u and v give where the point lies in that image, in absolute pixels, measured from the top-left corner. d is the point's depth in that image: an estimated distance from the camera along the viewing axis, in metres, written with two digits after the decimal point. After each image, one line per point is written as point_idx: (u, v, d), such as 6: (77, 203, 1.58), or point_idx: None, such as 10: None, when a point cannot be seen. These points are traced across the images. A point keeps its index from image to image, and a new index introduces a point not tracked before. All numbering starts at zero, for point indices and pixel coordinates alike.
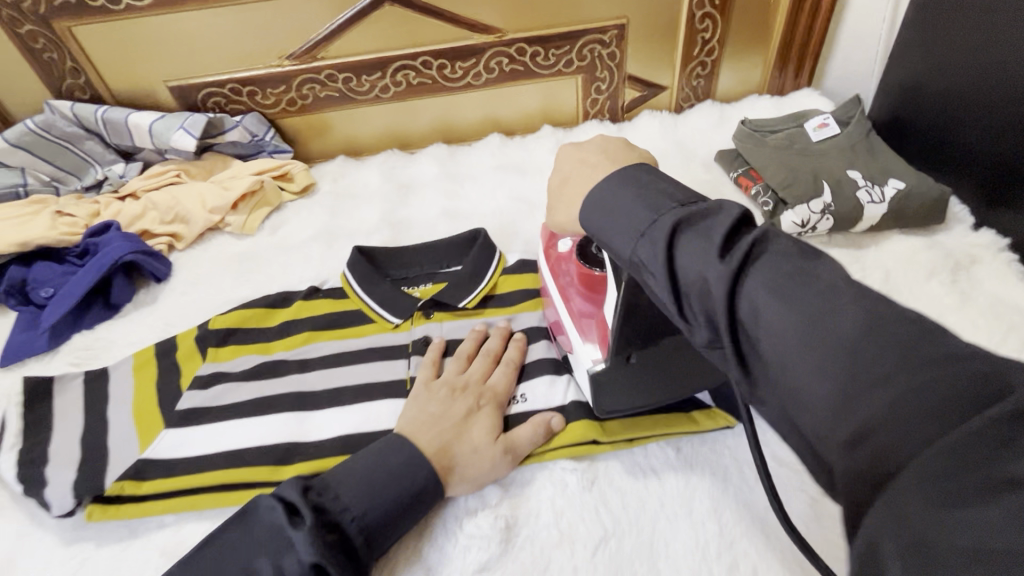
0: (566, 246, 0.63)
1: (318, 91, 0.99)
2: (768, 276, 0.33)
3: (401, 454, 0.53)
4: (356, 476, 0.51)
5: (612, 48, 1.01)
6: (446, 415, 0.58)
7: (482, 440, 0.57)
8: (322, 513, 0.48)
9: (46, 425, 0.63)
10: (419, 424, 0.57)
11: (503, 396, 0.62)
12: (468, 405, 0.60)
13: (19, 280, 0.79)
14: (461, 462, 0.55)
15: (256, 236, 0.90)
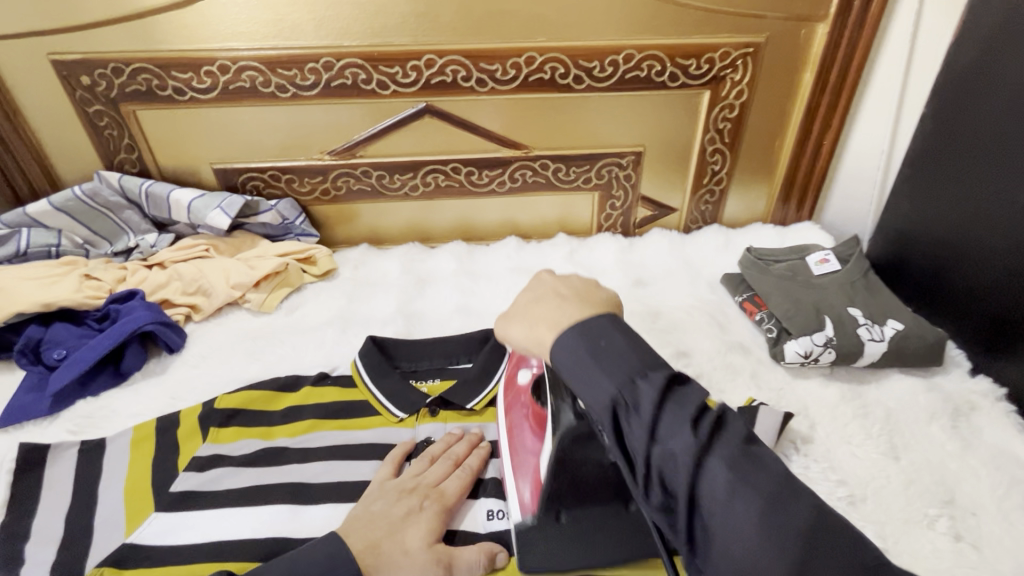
0: (525, 378, 0.71)
1: (351, 184, 1.05)
2: (724, 454, 0.42)
3: (325, 550, 0.53)
4: (274, 569, 0.51)
5: (628, 170, 1.09)
6: (386, 513, 0.58)
7: (416, 543, 0.56)
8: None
9: (33, 496, 0.61)
10: (361, 522, 0.57)
11: (453, 500, 0.61)
12: (410, 505, 0.59)
13: (35, 339, 0.80)
14: (386, 563, 0.54)
15: (273, 314, 0.93)
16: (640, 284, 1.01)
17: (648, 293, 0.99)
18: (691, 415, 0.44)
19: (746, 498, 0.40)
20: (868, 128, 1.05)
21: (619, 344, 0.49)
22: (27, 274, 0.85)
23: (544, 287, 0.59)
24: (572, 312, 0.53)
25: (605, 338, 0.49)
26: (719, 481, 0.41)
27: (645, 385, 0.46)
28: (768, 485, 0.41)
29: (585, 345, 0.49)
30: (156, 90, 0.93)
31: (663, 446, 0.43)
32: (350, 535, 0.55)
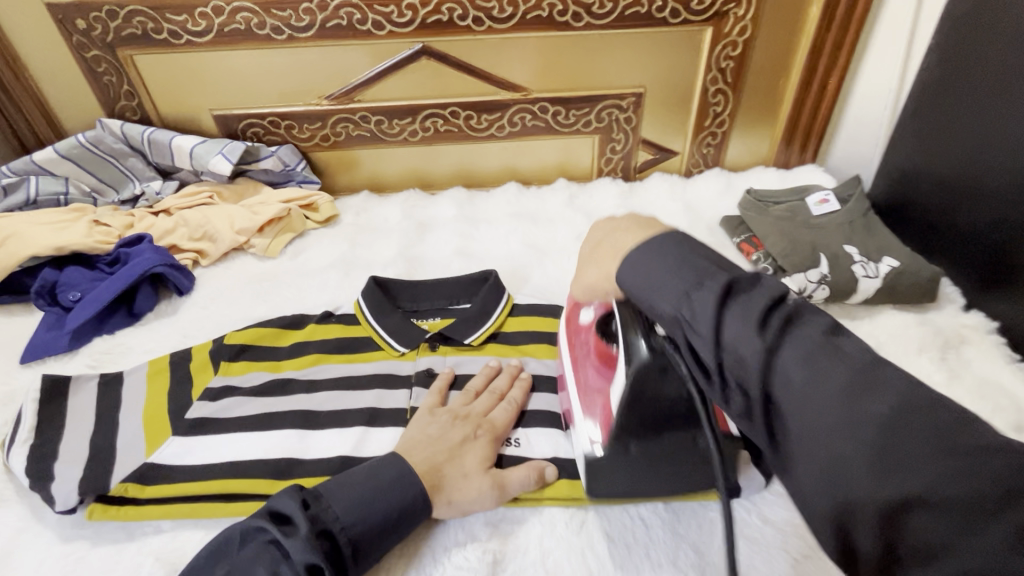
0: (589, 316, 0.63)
1: (350, 130, 1.05)
2: (801, 352, 0.36)
3: (394, 472, 0.55)
4: (348, 491, 0.53)
5: (629, 113, 1.08)
6: (441, 438, 0.61)
7: (474, 466, 0.59)
8: (315, 524, 0.50)
9: (59, 422, 0.65)
10: (419, 444, 0.60)
11: (501, 429, 0.64)
12: (466, 432, 0.62)
13: (50, 282, 0.82)
14: (447, 483, 0.58)
15: (278, 259, 0.95)
16: None
17: None
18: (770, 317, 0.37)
19: (819, 385, 0.34)
20: (875, 65, 1.02)
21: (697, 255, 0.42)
22: (39, 219, 0.87)
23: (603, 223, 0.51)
24: (634, 236, 0.46)
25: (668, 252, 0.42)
26: (825, 406, 0.34)
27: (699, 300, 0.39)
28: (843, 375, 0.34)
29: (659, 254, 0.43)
30: (151, 34, 0.92)
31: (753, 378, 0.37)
32: (411, 454, 0.58)
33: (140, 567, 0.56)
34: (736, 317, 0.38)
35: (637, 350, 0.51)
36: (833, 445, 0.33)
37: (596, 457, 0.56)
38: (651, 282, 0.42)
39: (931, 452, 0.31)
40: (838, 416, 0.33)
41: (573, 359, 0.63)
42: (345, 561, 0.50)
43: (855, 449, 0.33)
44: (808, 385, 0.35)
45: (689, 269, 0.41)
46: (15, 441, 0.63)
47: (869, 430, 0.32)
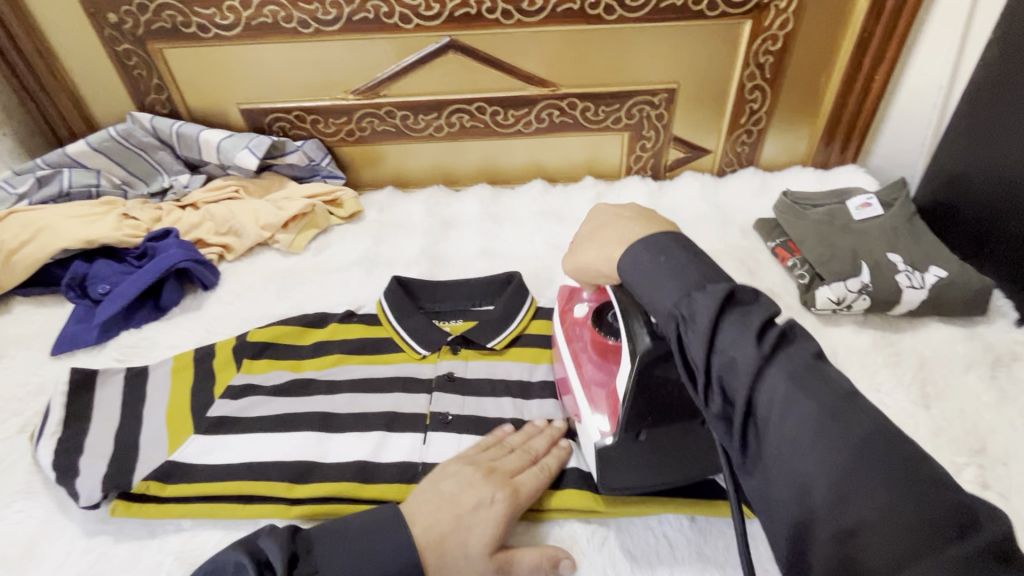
0: (582, 311, 0.68)
1: (375, 125, 1.04)
2: (796, 385, 0.37)
3: (397, 538, 0.50)
4: (342, 548, 0.49)
5: (661, 110, 1.04)
6: (453, 501, 0.54)
7: (480, 546, 0.52)
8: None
9: (85, 416, 0.66)
10: (432, 508, 0.53)
11: (523, 500, 0.56)
12: (484, 495, 0.54)
13: (81, 275, 0.84)
14: (449, 561, 0.50)
15: (301, 255, 0.95)
16: None
17: None
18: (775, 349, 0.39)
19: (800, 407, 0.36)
20: (926, 60, 0.96)
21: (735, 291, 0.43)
22: (70, 212, 0.89)
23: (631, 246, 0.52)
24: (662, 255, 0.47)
25: (670, 256, 0.47)
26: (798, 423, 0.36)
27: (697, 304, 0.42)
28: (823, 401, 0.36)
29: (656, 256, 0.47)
30: (181, 28, 0.92)
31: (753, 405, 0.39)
32: (417, 519, 0.52)
33: (160, 565, 0.56)
34: (747, 346, 0.40)
35: (642, 342, 0.51)
36: (823, 473, 0.35)
37: (608, 446, 0.55)
38: (687, 316, 0.43)
39: (894, 486, 0.33)
40: (824, 450, 0.35)
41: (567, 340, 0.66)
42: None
43: (844, 481, 0.34)
44: (802, 418, 0.36)
45: (725, 303, 0.42)
46: (43, 434, 0.64)
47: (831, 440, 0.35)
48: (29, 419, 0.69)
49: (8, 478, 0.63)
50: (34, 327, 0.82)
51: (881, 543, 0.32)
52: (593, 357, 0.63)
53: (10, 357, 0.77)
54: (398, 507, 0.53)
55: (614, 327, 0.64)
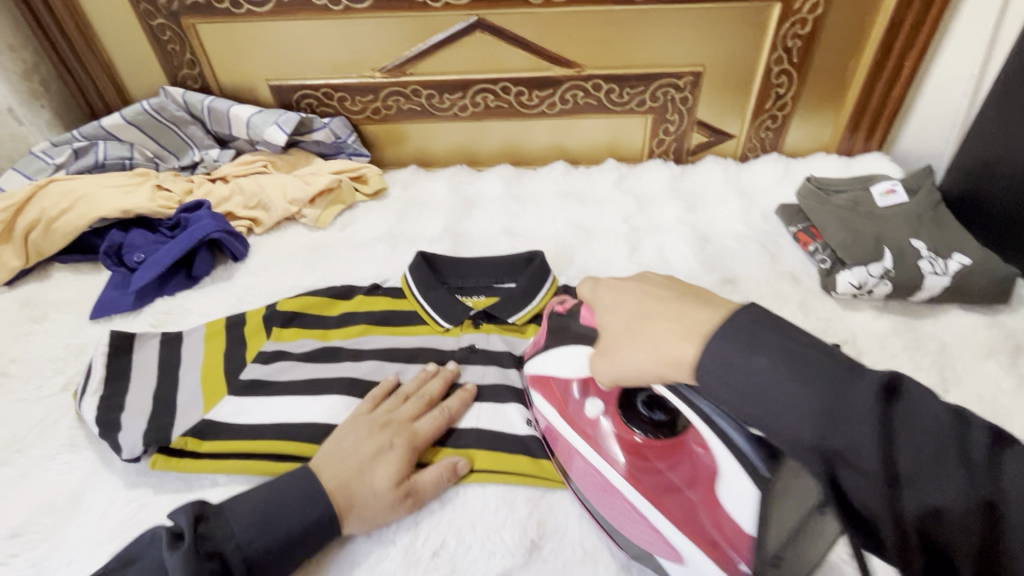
0: (559, 323, 0.63)
1: (401, 104, 1.06)
2: (781, 362, 0.37)
3: (303, 487, 0.52)
4: (251, 506, 0.51)
5: (685, 93, 1.04)
6: (354, 451, 0.56)
7: (385, 484, 0.55)
8: (203, 540, 0.48)
9: (125, 375, 0.69)
10: (331, 458, 0.55)
11: (425, 441, 0.59)
12: (381, 442, 0.57)
13: (117, 243, 0.87)
14: (358, 504, 0.53)
15: (328, 230, 0.97)
16: (689, 213, 0.99)
17: (697, 221, 0.97)
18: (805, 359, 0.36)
19: (791, 389, 0.36)
20: (958, 46, 0.95)
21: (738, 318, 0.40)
22: (106, 182, 0.91)
23: (631, 292, 0.49)
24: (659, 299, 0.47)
25: (649, 291, 0.47)
26: (795, 406, 0.36)
27: (691, 327, 0.42)
28: (813, 376, 0.36)
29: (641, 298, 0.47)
30: (214, 3, 0.94)
31: (813, 437, 0.35)
32: (323, 472, 0.54)
33: None
34: (781, 371, 0.37)
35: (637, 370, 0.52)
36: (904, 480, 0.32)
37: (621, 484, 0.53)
38: (723, 364, 0.39)
39: (960, 457, 0.32)
40: (819, 420, 0.35)
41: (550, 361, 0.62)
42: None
43: (928, 471, 0.32)
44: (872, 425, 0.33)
45: (739, 335, 0.39)
46: (86, 391, 0.67)
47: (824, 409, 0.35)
48: (71, 378, 0.72)
49: (53, 431, 0.66)
50: (72, 292, 0.85)
51: (970, 532, 0.31)
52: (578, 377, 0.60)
53: (51, 320, 0.80)
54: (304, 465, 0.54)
55: (648, 421, 0.54)
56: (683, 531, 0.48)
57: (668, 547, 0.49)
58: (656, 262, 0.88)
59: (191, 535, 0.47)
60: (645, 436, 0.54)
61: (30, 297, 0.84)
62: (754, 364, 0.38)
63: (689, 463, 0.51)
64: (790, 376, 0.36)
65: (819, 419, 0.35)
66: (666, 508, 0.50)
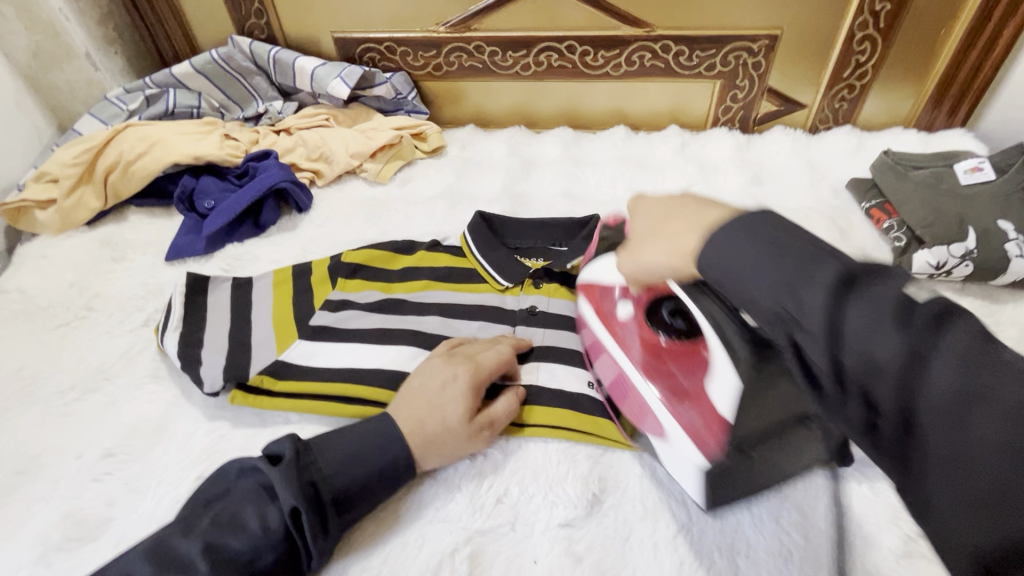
0: (626, 310, 0.61)
1: (463, 61, 1.04)
2: (848, 301, 0.35)
3: (383, 429, 0.54)
4: (340, 444, 0.53)
5: (758, 58, 1.00)
6: (423, 389, 0.57)
7: (457, 418, 0.56)
8: (303, 472, 0.50)
9: (202, 315, 0.72)
10: (403, 398, 0.57)
11: (488, 375, 0.59)
12: (447, 377, 0.58)
13: (189, 189, 0.90)
14: (434, 440, 0.55)
15: (387, 185, 0.97)
16: (755, 183, 0.96)
17: (763, 192, 0.94)
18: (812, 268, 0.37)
19: (877, 334, 0.33)
20: None
21: (803, 243, 0.38)
22: (178, 129, 0.94)
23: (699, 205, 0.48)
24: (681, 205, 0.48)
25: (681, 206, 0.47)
26: (888, 354, 0.33)
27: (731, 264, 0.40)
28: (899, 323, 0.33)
29: (678, 211, 0.47)
30: None
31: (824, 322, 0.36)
32: (400, 414, 0.56)
33: None
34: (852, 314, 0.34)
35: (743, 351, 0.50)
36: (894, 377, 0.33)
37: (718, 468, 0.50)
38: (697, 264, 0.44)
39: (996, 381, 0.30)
40: (904, 367, 0.32)
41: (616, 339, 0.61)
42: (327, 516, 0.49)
43: (878, 345, 0.33)
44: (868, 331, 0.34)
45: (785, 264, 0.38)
46: (167, 327, 0.70)
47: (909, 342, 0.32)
48: (151, 315, 0.76)
49: (137, 363, 0.70)
50: (148, 235, 0.88)
51: None
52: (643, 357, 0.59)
53: (130, 260, 0.84)
54: (386, 415, 0.56)
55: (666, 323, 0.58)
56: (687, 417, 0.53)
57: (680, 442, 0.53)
58: None
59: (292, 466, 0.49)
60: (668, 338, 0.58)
61: (110, 237, 0.87)
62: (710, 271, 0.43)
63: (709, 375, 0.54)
64: (871, 322, 0.34)
65: (914, 364, 0.32)
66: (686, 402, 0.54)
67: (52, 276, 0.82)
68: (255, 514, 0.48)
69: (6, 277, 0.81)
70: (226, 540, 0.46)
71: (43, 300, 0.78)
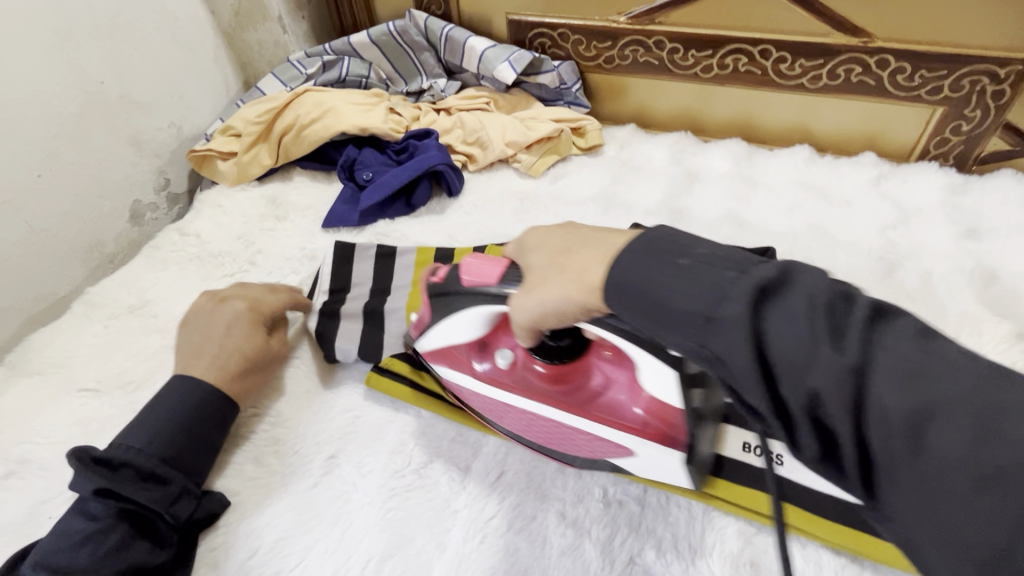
0: (507, 355, 0.57)
1: (639, 55, 0.97)
2: (778, 316, 0.32)
3: (177, 396, 0.57)
4: (133, 427, 0.54)
5: (1003, 86, 0.82)
6: (217, 339, 0.62)
7: (253, 347, 0.62)
8: (105, 458, 0.50)
9: (350, 289, 0.73)
10: (199, 354, 0.61)
11: (267, 314, 0.66)
12: (231, 322, 0.64)
13: (351, 158, 0.92)
14: (237, 376, 0.60)
15: (538, 180, 0.94)
16: (970, 237, 0.80)
17: (979, 249, 0.78)
18: (792, 312, 0.32)
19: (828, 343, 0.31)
20: None
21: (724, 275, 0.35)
22: (349, 98, 0.96)
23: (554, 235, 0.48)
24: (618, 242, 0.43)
25: (682, 258, 0.37)
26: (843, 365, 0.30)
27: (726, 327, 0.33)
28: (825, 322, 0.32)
29: (657, 272, 0.37)
30: None
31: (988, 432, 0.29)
32: (198, 369, 0.60)
33: (404, 445, 0.60)
34: (792, 333, 0.32)
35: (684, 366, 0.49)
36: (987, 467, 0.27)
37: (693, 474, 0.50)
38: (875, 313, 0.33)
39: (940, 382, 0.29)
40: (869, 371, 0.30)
41: (511, 364, 0.57)
42: (160, 477, 0.52)
43: (812, 354, 0.31)
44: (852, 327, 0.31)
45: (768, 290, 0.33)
46: (319, 296, 0.72)
47: (828, 346, 0.31)
48: (304, 280, 0.79)
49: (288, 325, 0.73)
50: (309, 198, 0.92)
51: None
52: (518, 357, 0.57)
53: (290, 221, 0.88)
54: (182, 374, 0.59)
55: (550, 346, 0.54)
56: (605, 421, 0.52)
57: (614, 446, 0.52)
58: (919, 291, 0.73)
59: (84, 462, 0.49)
60: (547, 363, 0.55)
61: (276, 196, 0.92)
62: (784, 308, 0.33)
63: (601, 372, 0.56)
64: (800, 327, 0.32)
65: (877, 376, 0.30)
66: (599, 412, 0.53)
67: (224, 226, 0.87)
68: (80, 519, 0.49)
69: (188, 220, 0.88)
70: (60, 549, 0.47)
71: (215, 248, 0.84)
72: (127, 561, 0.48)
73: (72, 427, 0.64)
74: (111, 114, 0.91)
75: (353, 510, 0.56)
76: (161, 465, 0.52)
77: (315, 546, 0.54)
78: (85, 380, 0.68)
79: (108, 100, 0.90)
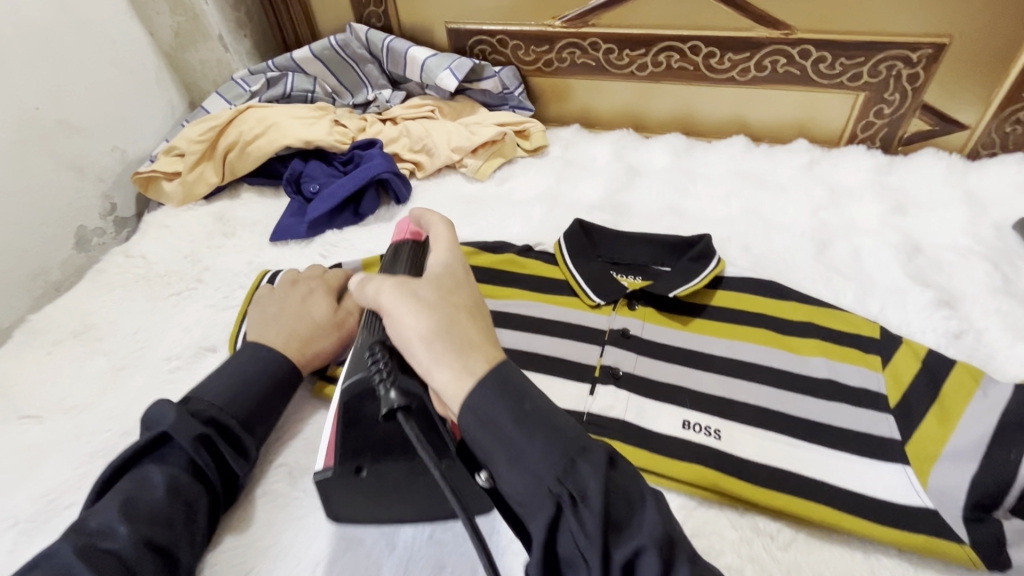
0: None
1: (576, 57, 1.00)
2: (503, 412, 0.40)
3: (252, 358, 0.60)
4: (214, 387, 0.56)
5: (916, 69, 0.87)
6: (288, 313, 0.66)
7: (322, 315, 0.66)
8: (199, 412, 0.53)
9: None
10: (272, 326, 0.64)
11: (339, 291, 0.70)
12: (303, 296, 0.68)
13: (297, 172, 0.92)
14: (311, 339, 0.63)
15: (485, 183, 0.95)
16: (897, 213, 0.84)
17: (904, 223, 0.82)
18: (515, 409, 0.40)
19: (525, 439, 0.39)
20: None
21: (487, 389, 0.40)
22: (293, 113, 0.96)
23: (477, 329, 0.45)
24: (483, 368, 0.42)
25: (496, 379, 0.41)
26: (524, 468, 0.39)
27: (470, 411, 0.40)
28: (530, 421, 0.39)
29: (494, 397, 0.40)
30: None
31: (554, 483, 0.37)
32: (269, 334, 0.63)
33: None
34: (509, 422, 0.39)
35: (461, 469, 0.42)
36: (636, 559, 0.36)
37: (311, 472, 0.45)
38: (483, 422, 0.39)
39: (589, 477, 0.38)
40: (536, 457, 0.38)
41: None
42: (237, 441, 0.54)
43: (513, 447, 0.39)
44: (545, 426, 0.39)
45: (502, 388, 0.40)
46: None
47: (529, 443, 0.39)
48: None
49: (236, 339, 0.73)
50: (256, 214, 0.92)
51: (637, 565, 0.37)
52: None
53: (238, 237, 0.88)
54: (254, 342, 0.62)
55: None
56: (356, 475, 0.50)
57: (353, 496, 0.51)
58: (848, 267, 0.76)
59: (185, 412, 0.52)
60: None
61: (224, 213, 0.92)
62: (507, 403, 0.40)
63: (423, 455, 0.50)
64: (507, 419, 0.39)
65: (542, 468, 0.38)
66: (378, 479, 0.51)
67: (170, 246, 0.87)
68: (159, 474, 0.49)
69: (133, 241, 0.88)
70: (137, 497, 0.48)
71: (161, 268, 0.84)
72: (191, 528, 0.49)
73: (13, 454, 0.62)
74: (50, 140, 0.90)
75: (305, 513, 0.56)
76: (242, 430, 0.55)
77: (268, 552, 0.53)
78: (28, 407, 0.67)
79: (45, 125, 0.89)
